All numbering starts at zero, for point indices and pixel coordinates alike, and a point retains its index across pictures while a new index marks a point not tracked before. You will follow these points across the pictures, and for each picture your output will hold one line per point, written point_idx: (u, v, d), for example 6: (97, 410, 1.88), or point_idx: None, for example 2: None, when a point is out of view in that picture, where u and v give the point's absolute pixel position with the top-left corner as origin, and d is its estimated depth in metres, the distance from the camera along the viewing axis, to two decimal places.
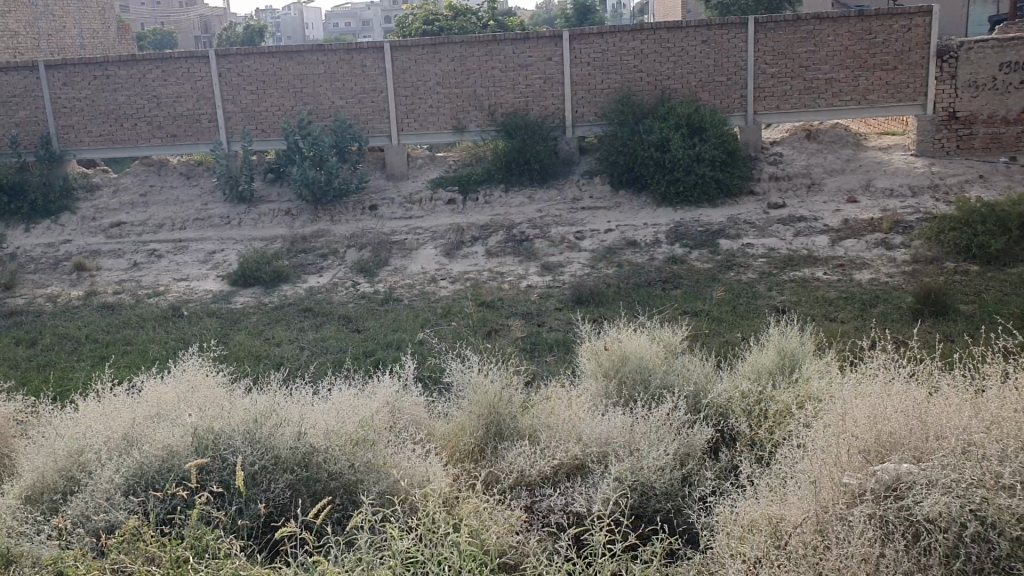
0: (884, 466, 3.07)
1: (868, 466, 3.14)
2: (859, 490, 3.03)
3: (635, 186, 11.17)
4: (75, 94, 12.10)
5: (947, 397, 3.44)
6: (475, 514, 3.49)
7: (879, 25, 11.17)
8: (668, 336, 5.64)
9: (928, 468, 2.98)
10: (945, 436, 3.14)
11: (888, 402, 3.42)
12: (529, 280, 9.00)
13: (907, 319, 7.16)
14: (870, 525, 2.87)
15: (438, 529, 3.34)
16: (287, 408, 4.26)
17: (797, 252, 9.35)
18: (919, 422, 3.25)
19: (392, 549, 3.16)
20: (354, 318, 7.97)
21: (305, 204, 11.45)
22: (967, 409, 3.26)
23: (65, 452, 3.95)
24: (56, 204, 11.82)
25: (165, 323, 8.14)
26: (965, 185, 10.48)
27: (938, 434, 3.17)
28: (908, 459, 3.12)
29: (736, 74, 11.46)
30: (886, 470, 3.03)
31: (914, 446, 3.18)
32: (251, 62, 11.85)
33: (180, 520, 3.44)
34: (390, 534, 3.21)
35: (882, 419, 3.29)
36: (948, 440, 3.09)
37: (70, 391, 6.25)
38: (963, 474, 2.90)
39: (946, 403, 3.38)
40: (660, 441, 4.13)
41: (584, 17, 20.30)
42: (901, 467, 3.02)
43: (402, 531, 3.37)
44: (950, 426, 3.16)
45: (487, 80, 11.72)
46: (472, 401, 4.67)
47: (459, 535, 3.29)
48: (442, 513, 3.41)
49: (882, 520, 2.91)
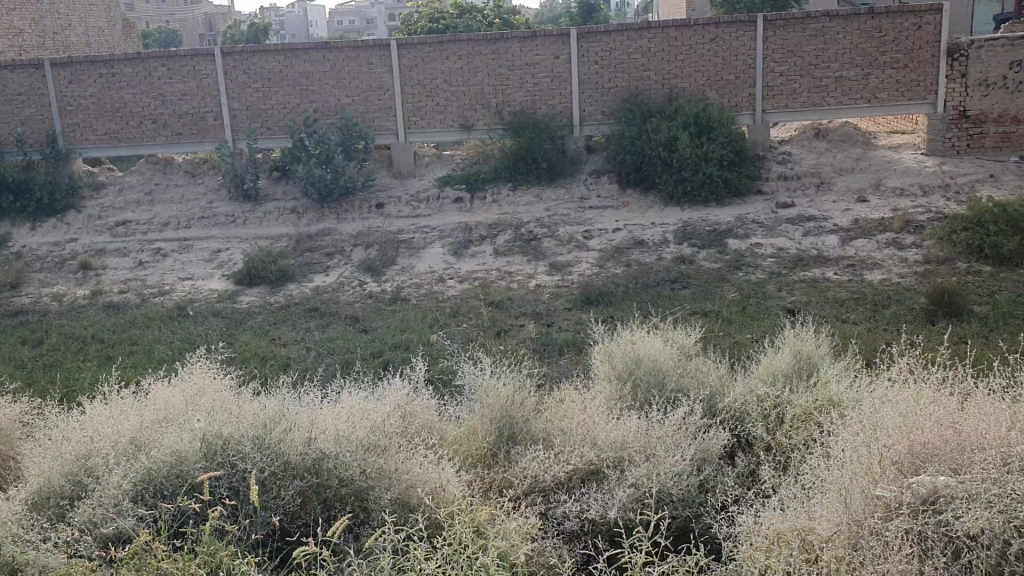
0: (920, 477, 3.00)
1: (903, 478, 3.07)
2: (894, 502, 2.95)
3: (643, 186, 11.09)
4: (80, 92, 12.03)
5: (982, 406, 3.36)
6: (499, 530, 3.43)
7: (889, 23, 11.07)
8: (681, 337, 5.56)
9: (967, 481, 2.90)
10: (982, 449, 3.07)
11: (919, 411, 3.34)
12: (537, 279, 8.93)
13: (921, 320, 7.08)
14: (907, 541, 2.80)
15: (464, 548, 3.28)
16: (297, 412, 4.19)
17: (807, 252, 9.27)
18: (953, 431, 3.17)
19: (417, 568, 3.10)
20: (362, 318, 7.92)
21: (311, 202, 11.39)
22: (1002, 419, 3.19)
23: (73, 456, 3.87)
24: (62, 202, 11.78)
25: (172, 322, 8.08)
26: (976, 184, 10.39)
27: (975, 444, 3.10)
28: (946, 469, 3.05)
29: (745, 72, 11.36)
30: (922, 483, 2.95)
31: (950, 455, 3.11)
32: (257, 60, 11.78)
33: (193, 532, 3.38)
34: (416, 554, 3.15)
35: (916, 428, 3.21)
36: (988, 451, 3.02)
37: (78, 391, 6.20)
38: (1005, 487, 2.84)
39: (980, 412, 3.30)
40: (677, 447, 4.06)
41: (589, 15, 20.20)
42: (938, 479, 2.95)
43: (425, 550, 3.31)
44: (989, 436, 3.09)
45: (494, 79, 11.63)
46: (484, 404, 4.60)
47: (485, 555, 3.23)
48: (465, 529, 3.36)
49: (919, 536, 2.84)
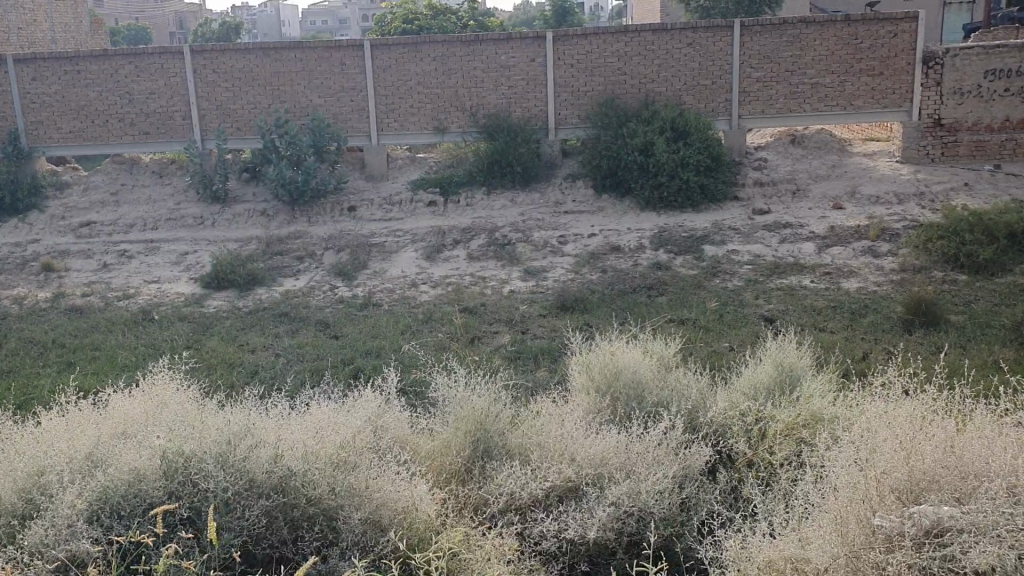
0: (921, 507, 2.92)
1: (903, 508, 3.00)
2: (894, 534, 2.87)
3: (618, 190, 10.97)
4: (44, 89, 11.74)
5: (977, 434, 3.29)
6: (482, 561, 3.32)
7: (865, 30, 11.01)
8: (660, 348, 5.42)
9: (971, 512, 2.83)
10: (986, 480, 3.01)
11: (916, 439, 3.27)
12: (511, 285, 8.79)
13: (899, 329, 6.99)
14: None
15: None
16: (263, 426, 4.01)
17: (783, 260, 9.18)
18: (954, 457, 3.11)
19: None
20: (332, 323, 7.73)
21: (281, 204, 11.18)
22: (1004, 448, 3.12)
23: (25, 472, 3.67)
24: (23, 202, 11.48)
25: (137, 327, 7.85)
26: (951, 193, 10.35)
27: (978, 474, 3.04)
28: (949, 501, 2.99)
29: (720, 78, 11.29)
30: (925, 513, 2.88)
31: (951, 485, 3.05)
32: (228, 58, 11.55)
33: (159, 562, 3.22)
34: None
35: (916, 457, 3.13)
36: (994, 483, 2.97)
37: (36, 400, 5.97)
38: (1014, 521, 2.76)
39: (976, 439, 3.24)
40: (658, 463, 3.95)
41: (562, 19, 20.07)
42: (941, 510, 2.87)
43: None
44: (993, 466, 3.03)
45: (468, 81, 11.47)
46: (458, 416, 4.42)
47: None
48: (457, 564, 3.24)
49: (923, 570, 2.75)
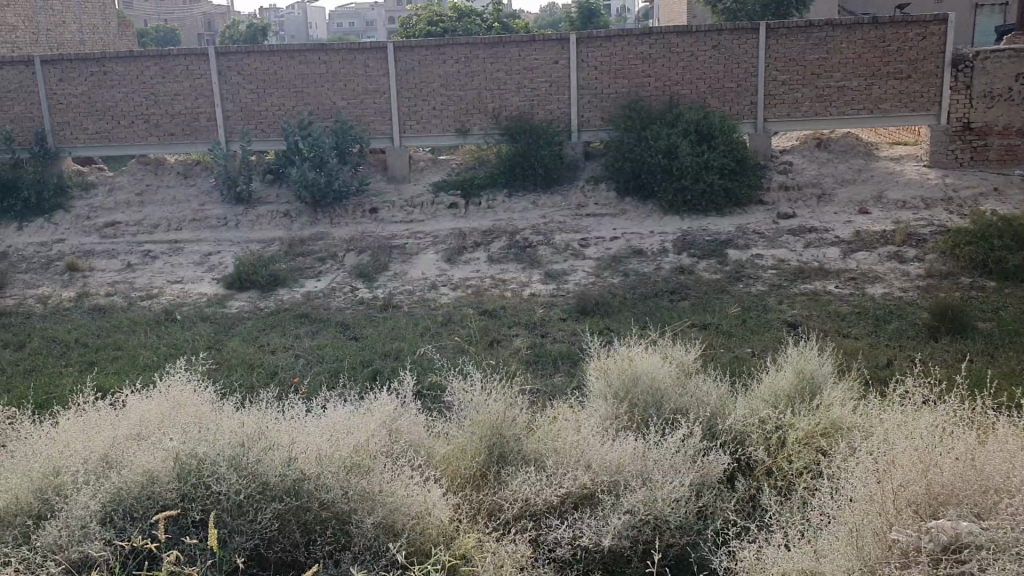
0: (939, 521, 2.87)
1: (921, 522, 2.95)
2: (911, 548, 2.82)
3: (641, 193, 10.90)
4: (71, 90, 11.83)
5: (1000, 447, 3.23)
6: (493, 568, 3.29)
7: (893, 32, 10.89)
8: (680, 354, 5.36)
9: (991, 528, 2.78)
10: (1008, 495, 2.95)
11: (937, 451, 3.21)
12: (532, 288, 8.74)
13: (924, 336, 6.88)
14: None
15: None
16: (277, 429, 3.99)
17: (807, 265, 9.08)
18: (975, 471, 3.05)
19: None
20: (352, 325, 7.73)
21: (304, 206, 11.21)
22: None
23: (41, 471, 3.68)
24: (50, 202, 11.58)
25: (158, 327, 7.89)
26: (979, 198, 10.20)
27: (1000, 489, 2.98)
28: (968, 515, 2.94)
29: (746, 81, 11.19)
30: (942, 528, 2.83)
31: (971, 498, 3.00)
32: (252, 60, 11.60)
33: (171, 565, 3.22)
34: None
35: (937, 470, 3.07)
36: (1014, 497, 2.91)
37: (57, 400, 6.00)
38: None
39: (999, 452, 3.17)
40: (675, 471, 3.90)
41: (588, 21, 20.00)
42: (959, 525, 2.82)
43: None
44: (1015, 481, 2.96)
45: (491, 83, 11.45)
46: (474, 420, 4.38)
47: None
48: None
49: None
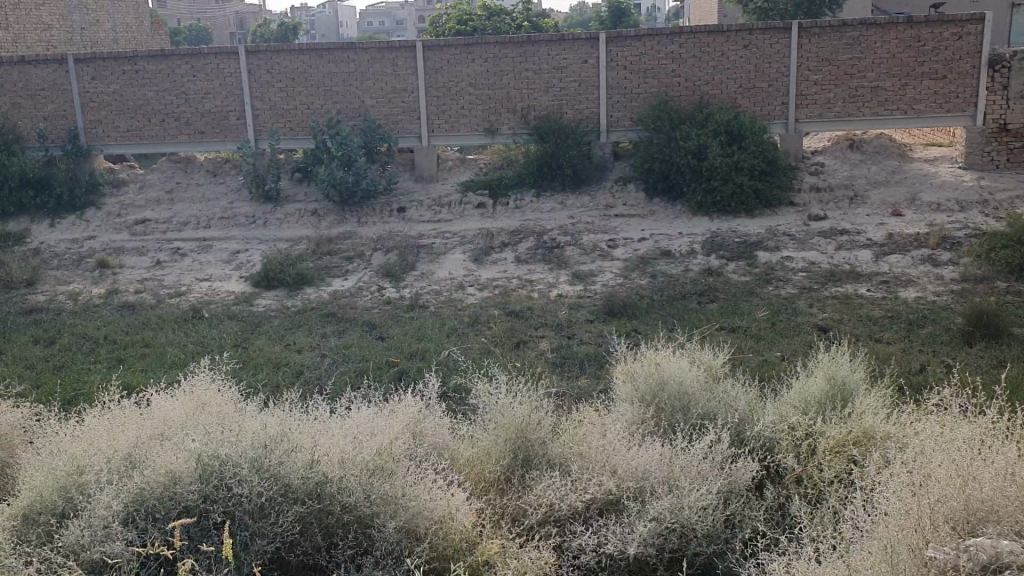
0: (976, 541, 2.81)
1: (957, 540, 2.90)
2: (948, 567, 2.74)
3: (670, 194, 10.80)
4: (102, 88, 11.91)
5: None
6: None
7: (928, 32, 10.70)
8: (708, 358, 5.27)
9: None
10: None
11: (975, 467, 3.15)
12: (559, 289, 8.69)
13: (959, 341, 6.75)
14: None
15: None
16: (300, 431, 3.97)
17: (839, 267, 8.95)
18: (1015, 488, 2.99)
19: None
20: (378, 324, 7.72)
21: (331, 204, 11.22)
22: None
23: (65, 471, 3.66)
24: (81, 199, 11.69)
25: (186, 324, 7.92)
26: (1016, 201, 10.00)
27: None
28: (1007, 535, 2.88)
29: (777, 81, 11.06)
30: (981, 547, 2.76)
31: (1010, 516, 2.96)
32: (282, 59, 11.62)
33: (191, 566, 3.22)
34: None
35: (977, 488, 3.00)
36: None
37: (84, 397, 6.03)
38: None
39: None
40: (703, 476, 3.84)
41: (618, 20, 19.81)
42: (999, 545, 2.76)
43: None
44: None
45: (520, 82, 11.40)
46: (498, 423, 4.33)
47: None
48: None
49: None
